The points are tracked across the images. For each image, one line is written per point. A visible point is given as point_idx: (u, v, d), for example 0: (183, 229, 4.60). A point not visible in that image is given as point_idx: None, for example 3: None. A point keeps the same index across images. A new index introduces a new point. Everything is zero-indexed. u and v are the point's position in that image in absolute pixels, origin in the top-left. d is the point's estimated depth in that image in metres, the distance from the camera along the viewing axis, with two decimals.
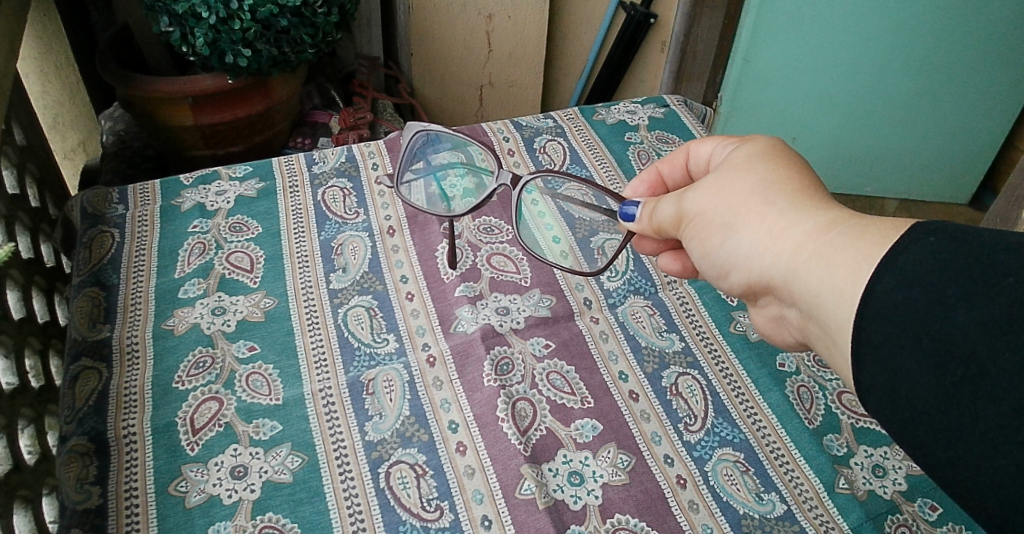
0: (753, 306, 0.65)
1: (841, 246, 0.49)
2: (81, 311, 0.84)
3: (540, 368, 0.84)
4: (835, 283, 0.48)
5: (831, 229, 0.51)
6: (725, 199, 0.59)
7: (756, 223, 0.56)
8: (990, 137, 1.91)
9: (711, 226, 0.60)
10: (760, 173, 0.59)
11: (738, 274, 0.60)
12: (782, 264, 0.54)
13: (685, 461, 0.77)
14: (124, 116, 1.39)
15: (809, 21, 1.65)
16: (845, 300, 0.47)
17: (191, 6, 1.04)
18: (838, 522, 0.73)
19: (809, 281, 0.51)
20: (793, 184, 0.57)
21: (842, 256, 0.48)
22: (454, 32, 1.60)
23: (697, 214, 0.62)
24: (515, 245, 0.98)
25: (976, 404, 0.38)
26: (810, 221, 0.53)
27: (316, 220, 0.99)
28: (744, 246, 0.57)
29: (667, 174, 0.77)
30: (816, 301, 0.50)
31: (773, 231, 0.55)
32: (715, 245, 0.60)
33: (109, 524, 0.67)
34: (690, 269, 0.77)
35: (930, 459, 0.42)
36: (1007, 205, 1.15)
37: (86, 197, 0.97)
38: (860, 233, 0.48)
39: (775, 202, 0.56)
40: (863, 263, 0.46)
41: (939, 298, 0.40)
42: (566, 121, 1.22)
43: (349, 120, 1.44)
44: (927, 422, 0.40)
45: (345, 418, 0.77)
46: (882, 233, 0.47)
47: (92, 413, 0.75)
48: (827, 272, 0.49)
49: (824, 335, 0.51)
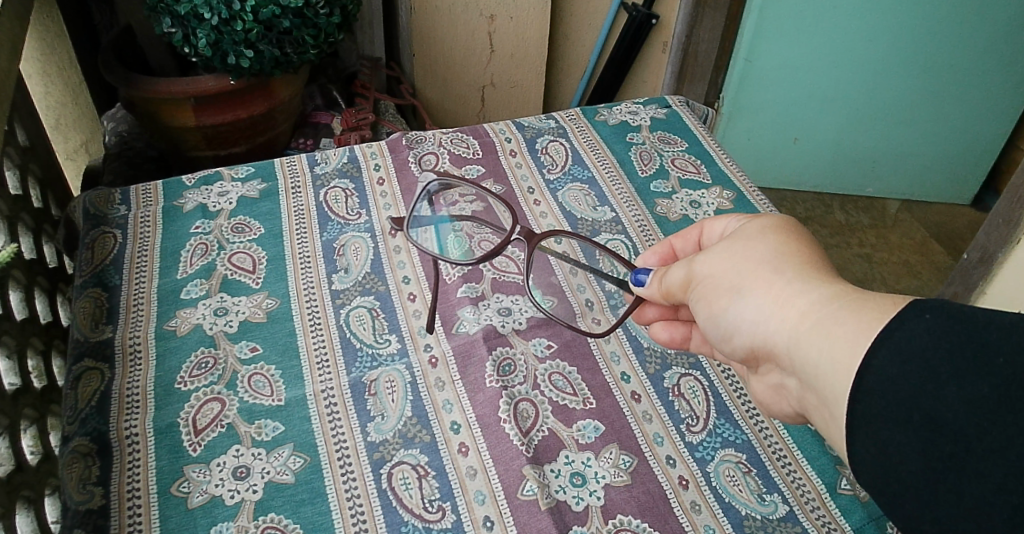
0: (756, 374, 0.64)
1: (841, 319, 0.49)
2: (84, 311, 0.84)
3: (542, 369, 0.84)
4: (833, 355, 0.48)
5: (833, 300, 0.51)
6: (735, 265, 0.60)
7: (763, 290, 0.56)
8: (992, 140, 1.90)
9: (719, 289, 0.61)
10: (770, 245, 0.59)
11: (741, 338, 0.60)
12: (785, 332, 0.54)
13: (688, 462, 0.77)
14: (127, 116, 1.40)
15: (811, 21, 1.65)
16: (843, 372, 0.47)
17: (193, 8, 1.04)
18: (840, 522, 0.72)
19: (809, 352, 0.51)
20: (802, 257, 0.57)
21: (842, 329, 0.48)
22: (456, 32, 1.60)
23: (707, 277, 0.62)
24: (517, 246, 0.98)
25: (962, 483, 0.38)
26: (814, 292, 0.52)
27: (319, 220, 0.99)
28: (748, 312, 0.57)
29: (679, 249, 0.77)
30: (815, 372, 0.50)
31: (778, 300, 0.55)
32: (721, 309, 0.60)
33: (111, 523, 0.67)
34: (681, 339, 0.79)
35: (916, 533, 0.41)
36: (1009, 206, 1.14)
37: (87, 197, 0.97)
38: (861, 309, 0.48)
39: (783, 272, 0.56)
40: (860, 339, 0.46)
41: (932, 375, 0.40)
42: (568, 122, 1.21)
43: (351, 120, 1.44)
44: (913, 499, 0.41)
45: (346, 416, 0.78)
46: (880, 308, 0.47)
47: (94, 413, 0.75)
48: (826, 344, 0.49)
49: (822, 404, 0.51)
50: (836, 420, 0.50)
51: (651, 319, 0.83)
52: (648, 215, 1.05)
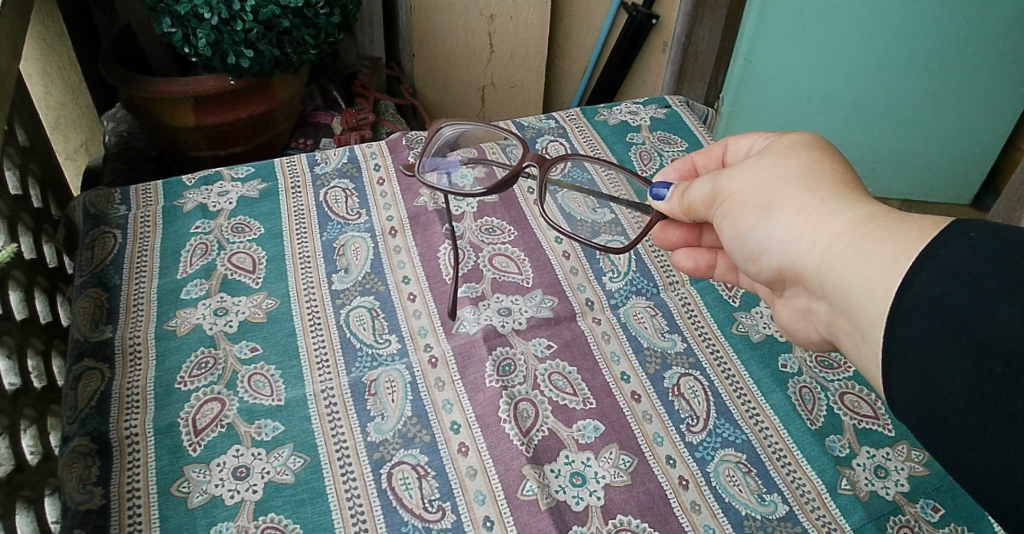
0: (781, 297, 0.66)
1: (878, 239, 0.49)
2: (83, 312, 0.84)
3: (541, 369, 0.84)
4: (871, 276, 0.49)
5: (870, 221, 0.51)
6: (766, 181, 0.60)
7: (795, 207, 0.57)
8: (994, 138, 1.90)
9: (747, 205, 0.61)
10: (803, 161, 0.59)
11: (769, 257, 0.61)
12: (814, 249, 0.55)
13: (688, 463, 0.77)
14: (127, 117, 1.40)
15: (812, 20, 1.65)
16: (880, 293, 0.48)
17: (193, 7, 1.04)
18: (840, 522, 0.73)
19: (844, 274, 0.52)
20: (835, 175, 0.57)
21: (879, 248, 0.49)
22: (455, 33, 1.60)
23: (734, 193, 0.62)
24: (516, 246, 0.98)
25: (1016, 404, 0.38)
26: (848, 211, 0.53)
27: (319, 220, 0.99)
28: (779, 230, 0.58)
29: (701, 165, 0.77)
30: (849, 292, 0.51)
31: (812, 218, 0.55)
32: (749, 226, 0.61)
33: (111, 524, 0.67)
34: (702, 268, 0.81)
35: (960, 459, 0.42)
36: (1009, 206, 1.14)
37: (87, 197, 0.97)
38: (899, 228, 0.49)
39: (817, 190, 0.56)
40: (901, 257, 0.47)
41: (981, 294, 0.40)
42: (567, 121, 1.22)
43: (351, 120, 1.45)
44: (963, 423, 0.41)
45: (346, 417, 0.78)
46: (922, 228, 0.47)
47: (94, 413, 0.75)
48: (863, 264, 0.50)
49: (855, 329, 0.52)
50: (868, 355, 0.51)
51: (671, 243, 0.81)
52: None
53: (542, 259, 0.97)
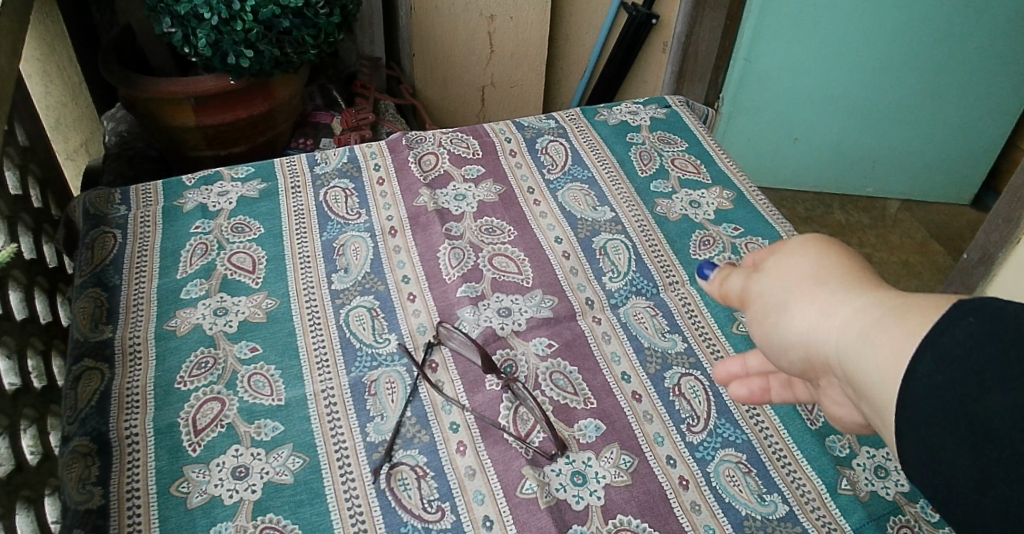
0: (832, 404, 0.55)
1: (886, 328, 0.42)
2: (83, 312, 0.84)
3: (542, 369, 0.84)
4: (880, 368, 0.42)
5: (883, 311, 0.44)
6: (772, 280, 0.52)
7: (803, 306, 0.49)
8: (994, 138, 1.90)
9: (758, 310, 0.53)
10: (809, 254, 0.52)
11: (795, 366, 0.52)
12: (836, 350, 0.46)
13: (688, 463, 0.77)
14: (128, 117, 1.40)
15: (811, 20, 1.66)
16: (890, 382, 0.41)
17: (193, 7, 1.04)
18: (840, 522, 0.72)
19: (861, 373, 0.44)
20: (843, 263, 0.50)
21: (885, 337, 0.42)
22: (456, 32, 1.60)
23: (744, 299, 0.54)
24: (516, 246, 0.98)
25: None
26: (858, 301, 0.46)
27: (319, 220, 0.99)
28: (793, 335, 0.50)
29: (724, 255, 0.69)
30: (870, 396, 0.43)
31: (823, 314, 0.47)
32: (763, 333, 0.52)
33: (110, 524, 0.67)
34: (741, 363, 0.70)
35: None
36: (1010, 206, 1.14)
37: (87, 197, 0.98)
38: (906, 311, 0.42)
39: (825, 283, 0.49)
40: (904, 343, 0.41)
41: None
42: (568, 122, 1.22)
43: (352, 120, 1.45)
44: None
45: (346, 417, 0.78)
46: (925, 310, 0.41)
47: (93, 413, 0.75)
48: (873, 357, 0.42)
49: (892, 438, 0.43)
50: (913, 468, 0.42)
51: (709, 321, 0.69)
52: (648, 215, 1.05)
53: (542, 259, 0.97)
